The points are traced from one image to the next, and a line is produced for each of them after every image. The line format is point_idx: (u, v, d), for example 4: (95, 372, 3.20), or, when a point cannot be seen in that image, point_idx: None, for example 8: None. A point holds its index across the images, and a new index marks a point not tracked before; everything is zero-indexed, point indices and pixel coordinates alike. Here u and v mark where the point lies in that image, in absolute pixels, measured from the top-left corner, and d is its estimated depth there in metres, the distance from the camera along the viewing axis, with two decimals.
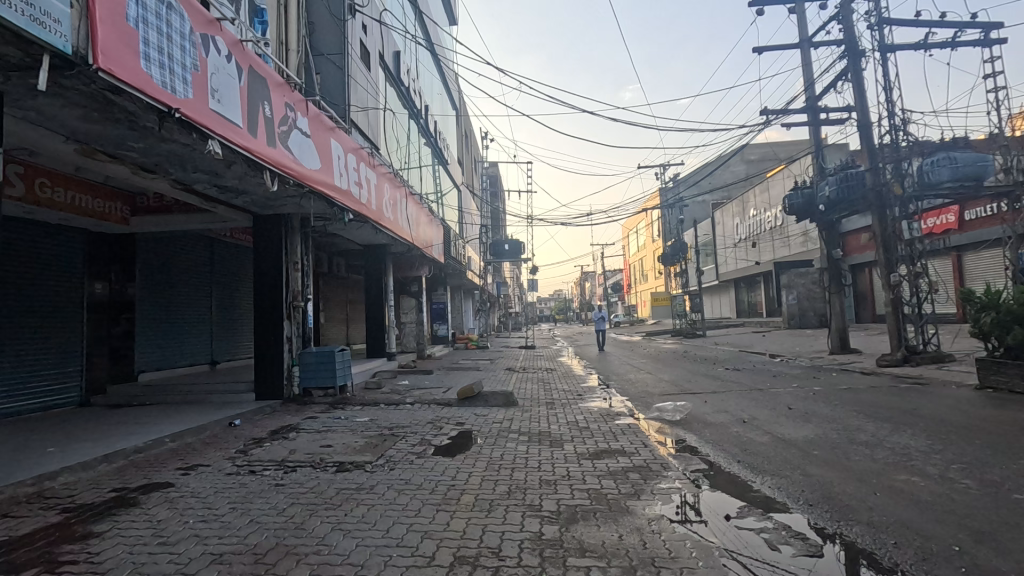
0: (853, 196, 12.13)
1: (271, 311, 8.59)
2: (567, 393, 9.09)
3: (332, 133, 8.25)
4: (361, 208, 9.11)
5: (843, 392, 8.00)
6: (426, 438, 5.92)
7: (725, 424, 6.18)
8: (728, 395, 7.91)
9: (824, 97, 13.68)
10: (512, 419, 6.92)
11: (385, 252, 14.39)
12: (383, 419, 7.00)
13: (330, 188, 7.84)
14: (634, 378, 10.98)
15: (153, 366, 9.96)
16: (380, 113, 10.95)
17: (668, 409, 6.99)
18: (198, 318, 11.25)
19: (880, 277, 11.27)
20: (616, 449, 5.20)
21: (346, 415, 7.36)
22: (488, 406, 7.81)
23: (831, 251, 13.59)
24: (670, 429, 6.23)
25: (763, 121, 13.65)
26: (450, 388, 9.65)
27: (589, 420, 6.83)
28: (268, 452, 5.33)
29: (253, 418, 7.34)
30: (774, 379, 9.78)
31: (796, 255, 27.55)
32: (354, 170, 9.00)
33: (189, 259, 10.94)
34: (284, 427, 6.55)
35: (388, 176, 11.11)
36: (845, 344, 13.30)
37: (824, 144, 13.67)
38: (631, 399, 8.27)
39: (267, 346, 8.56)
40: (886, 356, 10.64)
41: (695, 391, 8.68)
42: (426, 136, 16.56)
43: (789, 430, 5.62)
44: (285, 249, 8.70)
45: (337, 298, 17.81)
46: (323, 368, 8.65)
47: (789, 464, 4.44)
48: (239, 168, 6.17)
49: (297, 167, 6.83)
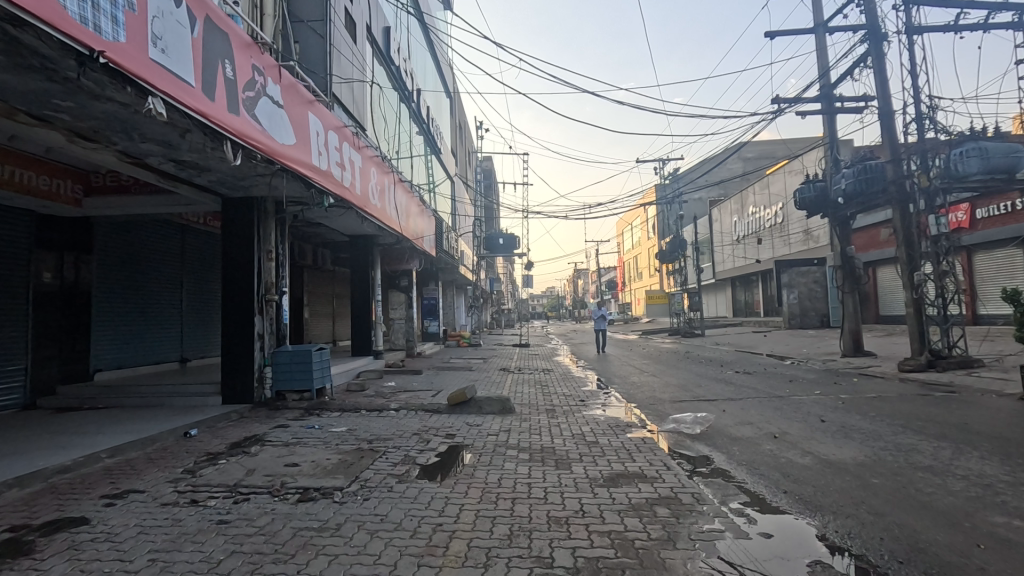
0: (872, 190, 11.40)
1: (239, 306, 7.71)
2: (568, 399, 8.27)
3: (310, 107, 7.38)
4: (344, 193, 8.28)
5: (874, 400, 7.25)
6: (410, 455, 5.10)
7: (753, 440, 5.40)
8: (748, 404, 7.15)
9: (840, 86, 12.95)
10: (509, 430, 6.11)
11: (372, 243, 13.48)
12: (362, 430, 6.16)
13: (306, 168, 6.97)
14: (638, 382, 10.16)
15: (112, 364, 9.06)
16: (368, 91, 10.06)
17: (686, 421, 6.20)
18: (167, 312, 10.35)
19: (901, 277, 10.62)
20: (635, 473, 4.39)
21: (322, 424, 6.51)
22: (482, 414, 6.99)
23: (845, 248, 12.86)
24: (691, 445, 5.45)
25: (775, 109, 12.92)
26: (440, 392, 8.81)
27: (597, 432, 6.03)
28: (220, 473, 4.48)
29: (214, 426, 6.47)
30: (792, 384, 9.01)
31: (797, 254, 26.92)
32: (336, 150, 8.15)
33: (158, 246, 10.04)
34: (247, 439, 5.69)
35: (375, 160, 10.25)
36: (859, 346, 12.60)
37: (839, 136, 12.94)
38: (640, 407, 7.49)
39: (236, 345, 7.68)
40: (909, 361, 9.96)
41: (709, 399, 7.89)
42: (418, 122, 15.71)
43: (833, 450, 4.84)
44: (259, 236, 7.83)
45: (321, 292, 16.89)
46: (300, 369, 7.79)
47: (849, 499, 3.64)
48: (193, 137, 5.27)
49: (267, 140, 5.97)
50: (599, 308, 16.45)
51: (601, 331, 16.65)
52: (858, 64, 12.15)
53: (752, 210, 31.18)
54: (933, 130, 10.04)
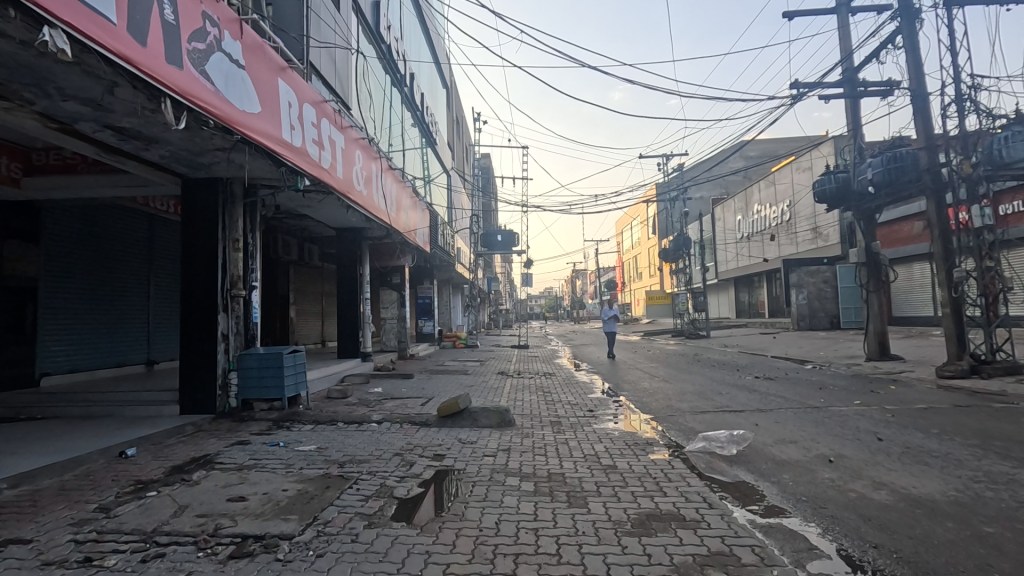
0: (902, 180, 10.48)
1: (201, 302, 6.74)
2: (575, 409, 7.32)
3: (281, 74, 6.41)
4: (322, 175, 7.32)
5: (925, 412, 6.34)
6: (387, 485, 4.15)
7: (806, 465, 4.45)
8: (783, 417, 6.22)
9: (864, 69, 12.05)
10: (508, 450, 5.16)
11: (361, 237, 12.54)
12: (335, 448, 5.20)
13: (273, 142, 5.99)
14: (650, 388, 9.21)
15: (64, 366, 8.07)
16: (352, 66, 9.12)
17: (718, 438, 5.25)
18: (131, 310, 9.38)
19: (936, 274, 9.74)
20: (670, 515, 3.45)
21: (288, 440, 5.53)
22: (477, 428, 6.05)
23: (869, 243, 11.95)
24: (728, 471, 4.51)
25: (794, 94, 11.99)
26: (431, 399, 7.87)
27: (614, 452, 5.10)
28: (142, 512, 3.51)
29: (163, 442, 5.51)
30: (823, 392, 8.09)
31: (806, 253, 26.05)
32: (312, 126, 7.18)
33: (121, 237, 9.09)
34: (194, 461, 4.73)
35: (361, 142, 9.28)
36: (885, 349, 11.71)
37: (863, 122, 12.04)
38: (658, 419, 6.55)
39: (197, 347, 6.70)
40: (949, 366, 9.12)
41: (735, 410, 6.94)
42: (410, 108, 14.75)
43: (912, 481, 3.90)
44: (224, 223, 6.87)
45: (307, 290, 15.91)
46: (270, 373, 6.82)
47: (969, 560, 2.71)
48: (125, 93, 4.31)
49: (220, 103, 5.00)
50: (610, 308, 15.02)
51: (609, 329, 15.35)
52: (886, 45, 11.25)
53: (757, 209, 30.35)
54: (974, 113, 9.14)
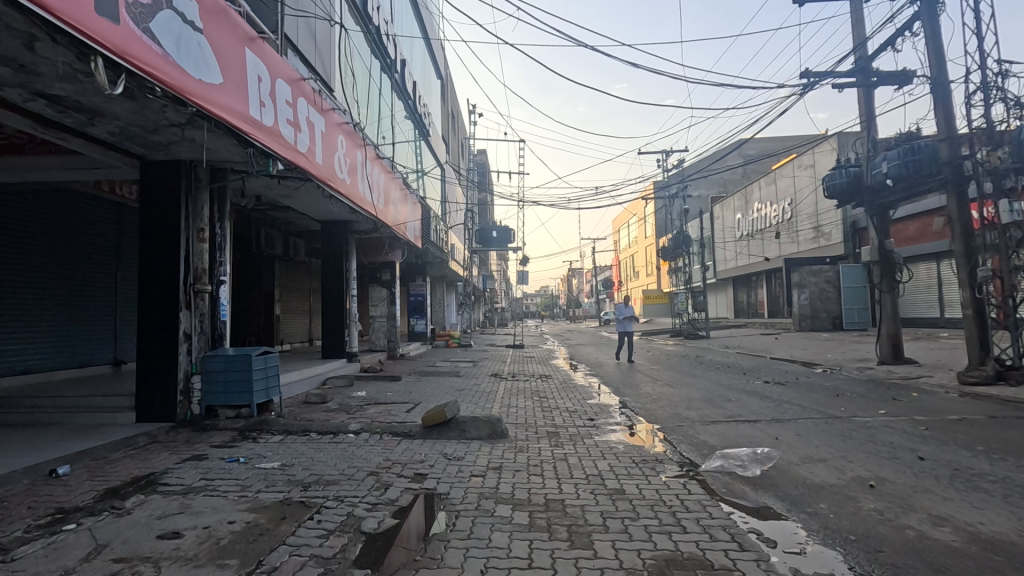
0: (921, 173, 9.88)
1: (161, 297, 6.07)
2: (573, 418, 6.68)
3: (249, 44, 5.72)
4: (298, 159, 6.64)
5: (960, 423, 5.76)
6: (357, 515, 3.50)
7: (845, 492, 3.82)
8: (805, 430, 5.61)
9: (877, 58, 11.45)
10: (500, 468, 4.51)
11: (347, 230, 11.87)
12: (301, 465, 4.54)
13: (239, 119, 5.31)
14: (653, 393, 8.60)
15: (17, 368, 7.35)
16: (334, 45, 8.44)
17: (738, 456, 4.63)
18: (96, 307, 8.71)
19: (958, 273, 9.26)
20: (696, 562, 2.81)
21: (250, 455, 4.87)
22: (465, 441, 5.42)
23: (882, 240, 11.34)
24: (754, 496, 3.89)
25: (805, 83, 11.36)
26: (417, 406, 7.22)
27: (620, 472, 4.47)
28: (46, 556, 2.85)
29: (108, 456, 4.85)
30: (840, 399, 7.51)
31: (807, 253, 25.50)
32: (287, 105, 6.50)
33: (82, 227, 8.39)
34: (135, 483, 4.08)
35: (344, 126, 8.60)
36: (898, 352, 11.15)
37: (877, 114, 11.43)
38: (666, 431, 5.93)
39: (156, 347, 6.04)
40: (974, 372, 8.59)
41: (749, 421, 6.32)
42: (401, 95, 14.06)
43: (978, 515, 3.29)
44: (188, 211, 6.20)
45: (293, 286, 15.22)
46: (237, 377, 6.14)
47: None
48: (48, 50, 3.65)
49: (170, 69, 4.33)
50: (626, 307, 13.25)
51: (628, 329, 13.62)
52: (904, 32, 10.62)
53: (757, 207, 29.86)
54: (1001, 101, 8.56)
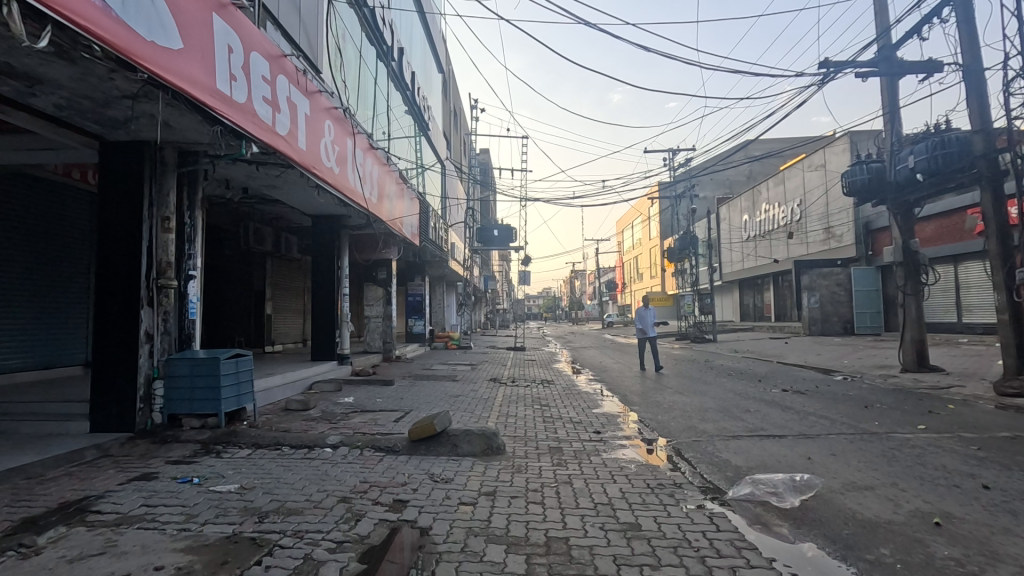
0: (952, 167, 9.21)
1: (121, 292, 5.46)
2: (578, 431, 6.02)
3: (219, 9, 5.09)
4: (276, 141, 6.02)
5: (1016, 442, 5.09)
6: (316, 560, 2.85)
7: (906, 532, 3.18)
8: (842, 450, 4.95)
9: (902, 47, 10.77)
10: (494, 496, 3.85)
11: (339, 224, 11.25)
12: (262, 489, 3.89)
13: (204, 92, 4.69)
14: (664, 402, 7.94)
15: None
16: (321, 23, 7.83)
17: (771, 482, 3.98)
18: (67, 304, 8.12)
19: (992, 275, 8.60)
20: None
21: (207, 475, 4.23)
22: (455, 459, 4.78)
23: (907, 240, 10.65)
24: (796, 534, 3.24)
25: (823, 74, 10.72)
26: (407, 416, 6.57)
27: (635, 500, 3.82)
28: None
29: (45, 474, 4.22)
30: (870, 412, 6.84)
31: (817, 255, 24.78)
32: (264, 81, 5.87)
33: (53, 220, 7.78)
34: (62, 510, 3.44)
35: (332, 111, 7.98)
36: (922, 360, 10.47)
37: (901, 106, 10.76)
38: (682, 448, 5.27)
39: (113, 349, 5.43)
40: (1012, 382, 7.92)
41: (774, 436, 5.67)
42: (398, 84, 13.41)
43: None
44: (151, 197, 5.58)
45: (284, 285, 14.60)
46: (203, 382, 5.50)
47: None
48: None
49: (113, 25, 3.69)
50: (652, 310, 10.84)
51: (651, 345, 11.28)
52: (933, 17, 9.96)
53: (766, 208, 29.21)
54: None
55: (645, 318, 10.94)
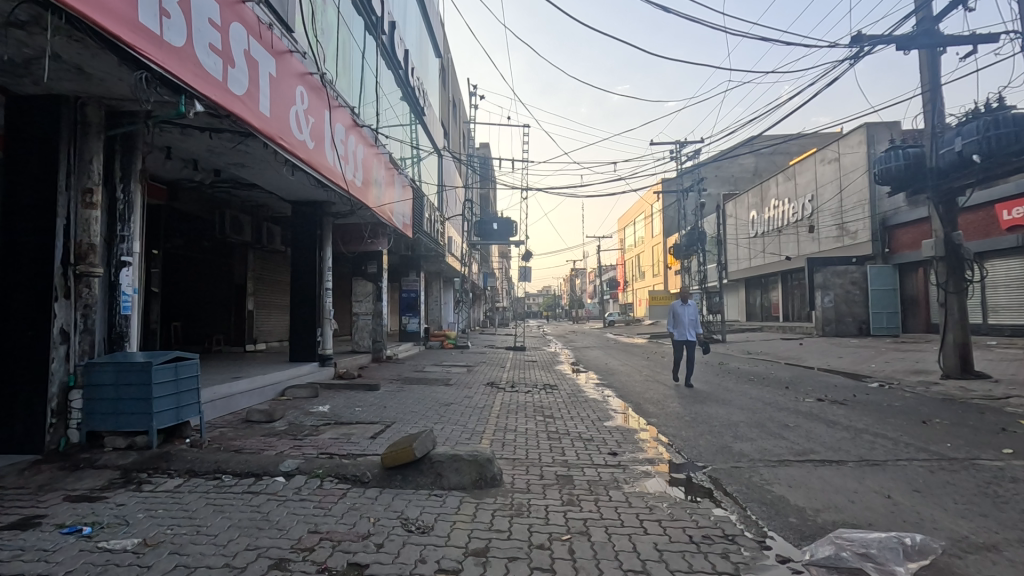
0: (1008, 149, 8.19)
1: (29, 281, 4.42)
2: (591, 452, 5.01)
3: None
4: (229, 101, 4.99)
5: None
6: None
7: None
8: (927, 484, 3.93)
9: (945, 18, 9.71)
10: (485, 560, 2.79)
11: (322, 211, 10.22)
12: (171, 546, 2.85)
13: (122, 24, 3.65)
14: (688, 414, 6.91)
15: None
16: None
17: (859, 538, 2.95)
18: None
19: None
20: None
21: (109, 520, 3.20)
22: (439, 495, 3.75)
23: (950, 232, 9.64)
24: None
25: (856, 49, 9.66)
26: (388, 431, 5.54)
27: (682, 565, 2.78)
28: None
29: None
30: (934, 428, 5.84)
31: (830, 252, 23.71)
32: (212, 27, 4.83)
33: None
34: None
35: (306, 76, 6.93)
36: (967, 364, 9.45)
37: (943, 84, 9.71)
38: (722, 479, 4.24)
39: (19, 352, 4.41)
40: None
41: (830, 461, 4.65)
42: (389, 61, 12.40)
43: None
44: (69, 164, 4.54)
45: (268, 278, 13.58)
46: (132, 394, 4.46)
47: None
48: None
49: None
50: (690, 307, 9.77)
51: (687, 352, 10.05)
52: None
53: (775, 204, 28.20)
54: None
55: (682, 316, 9.82)
